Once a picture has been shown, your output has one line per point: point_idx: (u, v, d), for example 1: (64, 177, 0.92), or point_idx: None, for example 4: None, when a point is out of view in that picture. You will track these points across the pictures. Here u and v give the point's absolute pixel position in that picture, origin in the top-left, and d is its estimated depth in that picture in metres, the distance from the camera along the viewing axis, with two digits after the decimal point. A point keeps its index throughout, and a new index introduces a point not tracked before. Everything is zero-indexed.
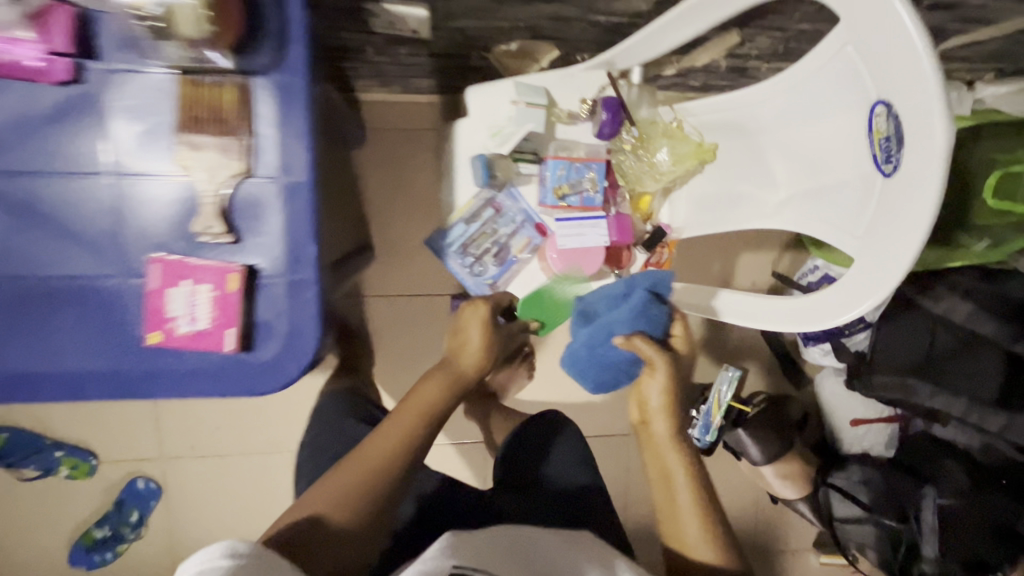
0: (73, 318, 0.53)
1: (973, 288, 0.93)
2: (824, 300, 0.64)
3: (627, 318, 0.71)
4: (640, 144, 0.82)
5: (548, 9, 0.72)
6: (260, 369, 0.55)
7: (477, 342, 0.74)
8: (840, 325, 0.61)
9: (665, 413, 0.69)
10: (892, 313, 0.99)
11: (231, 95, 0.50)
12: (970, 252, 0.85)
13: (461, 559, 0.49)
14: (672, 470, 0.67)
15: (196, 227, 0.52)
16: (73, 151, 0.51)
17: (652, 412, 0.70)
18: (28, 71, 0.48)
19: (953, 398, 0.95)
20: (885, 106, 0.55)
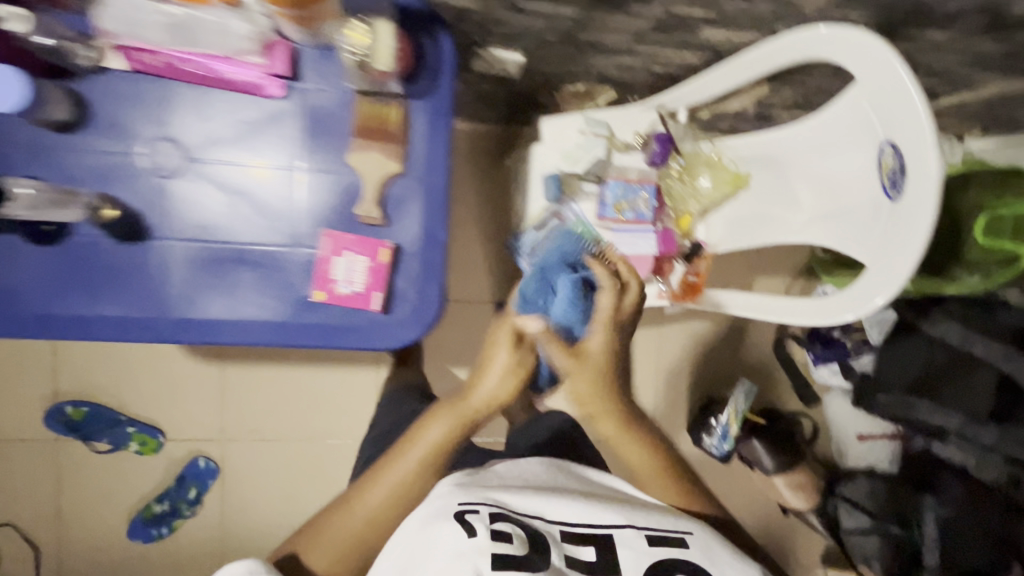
0: (252, 278, 0.67)
1: (965, 312, 1.04)
2: (839, 301, 0.78)
3: (565, 312, 0.83)
4: (684, 171, 0.97)
5: (618, 60, 0.88)
6: (391, 329, 0.69)
7: (501, 368, 0.71)
8: (853, 318, 0.75)
9: (607, 407, 0.75)
10: (894, 335, 1.14)
11: (395, 112, 0.66)
12: (963, 283, 1.00)
13: (469, 497, 0.64)
14: (628, 458, 0.76)
15: (358, 211, 0.66)
16: (271, 148, 0.66)
17: (583, 399, 0.75)
18: (255, 88, 0.64)
19: (948, 414, 1.06)
20: (892, 146, 0.70)
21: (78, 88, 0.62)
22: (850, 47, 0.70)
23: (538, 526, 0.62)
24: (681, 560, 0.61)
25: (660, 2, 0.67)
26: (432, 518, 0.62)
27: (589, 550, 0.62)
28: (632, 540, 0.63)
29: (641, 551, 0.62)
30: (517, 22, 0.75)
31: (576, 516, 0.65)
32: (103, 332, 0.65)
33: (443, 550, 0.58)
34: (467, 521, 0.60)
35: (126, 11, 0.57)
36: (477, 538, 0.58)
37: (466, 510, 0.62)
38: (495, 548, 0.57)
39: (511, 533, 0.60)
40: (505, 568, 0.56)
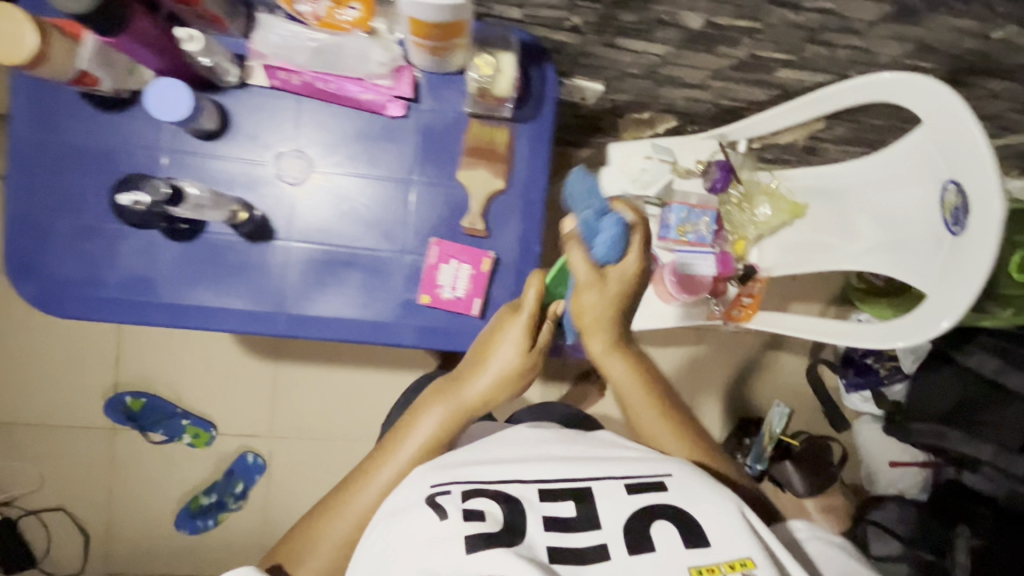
0: (360, 279, 0.72)
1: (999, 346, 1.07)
2: (903, 326, 0.83)
3: (607, 248, 0.61)
4: (744, 199, 1.03)
5: (689, 93, 0.94)
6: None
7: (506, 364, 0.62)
8: (914, 343, 0.80)
9: (607, 323, 0.63)
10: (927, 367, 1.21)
11: (503, 134, 0.72)
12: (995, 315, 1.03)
13: (442, 475, 0.55)
14: (613, 373, 0.67)
15: (464, 223, 0.72)
16: (387, 161, 0.72)
17: (585, 312, 0.62)
18: (378, 106, 0.70)
19: (979, 444, 1.09)
20: (955, 184, 0.75)
21: (223, 101, 0.69)
22: (917, 92, 0.76)
23: (509, 493, 0.52)
24: (665, 508, 0.51)
25: (747, 45, 0.73)
26: (404, 504, 0.53)
27: (568, 505, 0.51)
28: (612, 490, 0.52)
29: (619, 503, 0.51)
30: (607, 56, 0.81)
31: (547, 475, 0.54)
32: (227, 322, 0.71)
33: (418, 539, 0.50)
34: (438, 505, 0.51)
35: (283, 37, 0.65)
36: (449, 519, 0.50)
37: (435, 491, 0.53)
38: (471, 530, 0.49)
39: (483, 509, 0.51)
40: (484, 548, 0.48)
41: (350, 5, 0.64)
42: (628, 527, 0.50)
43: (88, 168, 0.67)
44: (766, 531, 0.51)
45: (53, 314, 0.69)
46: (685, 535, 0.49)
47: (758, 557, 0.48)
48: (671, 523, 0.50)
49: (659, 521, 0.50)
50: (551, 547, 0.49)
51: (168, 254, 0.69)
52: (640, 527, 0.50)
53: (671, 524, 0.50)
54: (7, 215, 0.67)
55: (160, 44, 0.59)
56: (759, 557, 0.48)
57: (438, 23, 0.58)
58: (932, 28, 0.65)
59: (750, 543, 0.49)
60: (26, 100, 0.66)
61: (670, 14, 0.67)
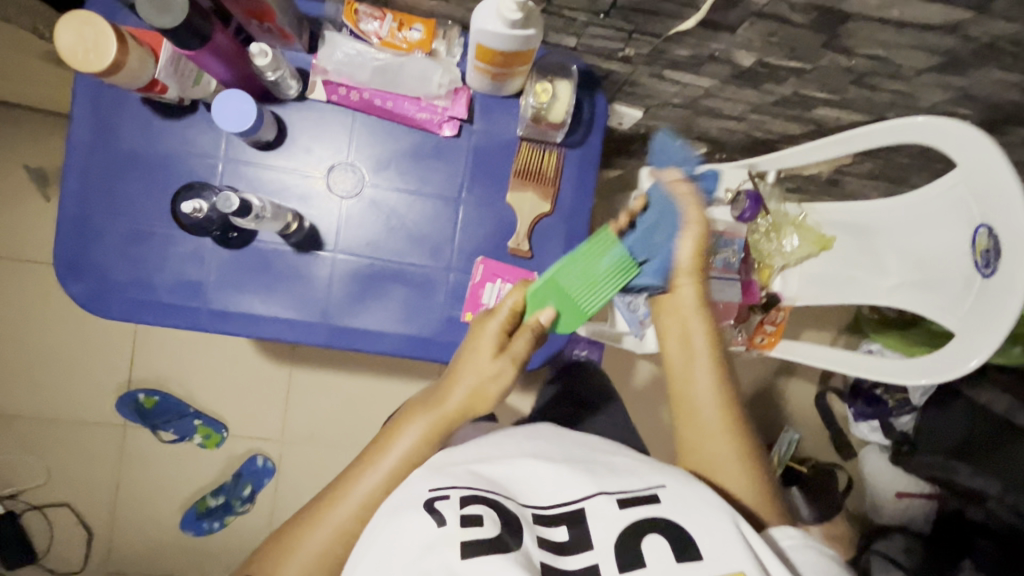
0: (405, 294, 0.73)
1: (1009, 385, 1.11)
2: (935, 363, 0.84)
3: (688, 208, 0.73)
4: (772, 229, 1.04)
5: (725, 124, 0.96)
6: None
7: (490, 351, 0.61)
8: (946, 380, 0.82)
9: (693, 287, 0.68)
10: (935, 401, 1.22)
11: (552, 159, 0.73)
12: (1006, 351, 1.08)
13: (439, 480, 0.52)
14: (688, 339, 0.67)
15: (510, 244, 0.74)
16: (437, 179, 0.73)
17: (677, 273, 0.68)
18: (433, 126, 0.71)
19: (989, 479, 1.11)
20: (986, 228, 0.77)
21: (280, 113, 0.70)
22: (949, 135, 0.77)
23: (507, 505, 0.50)
24: (658, 520, 0.48)
25: (792, 84, 0.75)
26: (394, 509, 0.50)
27: (561, 529, 0.49)
28: (602, 507, 0.49)
29: (613, 517, 0.49)
30: (652, 85, 0.83)
31: (541, 484, 0.52)
32: (272, 330, 0.71)
33: (411, 546, 0.47)
34: (435, 510, 0.48)
35: (348, 55, 0.67)
36: (447, 526, 0.47)
37: (434, 496, 0.50)
38: (467, 537, 0.46)
39: (481, 515, 0.48)
40: (481, 558, 0.45)
41: (413, 27, 0.67)
42: (622, 543, 0.48)
43: (145, 173, 0.68)
44: (766, 550, 0.48)
45: (99, 314, 0.69)
46: (680, 548, 0.47)
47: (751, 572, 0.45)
48: (666, 539, 0.47)
49: (654, 534, 0.48)
50: (545, 562, 0.47)
51: (217, 260, 0.70)
52: (634, 539, 0.48)
53: (666, 539, 0.47)
54: (61, 214, 0.68)
55: (230, 55, 0.60)
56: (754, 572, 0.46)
57: (508, 51, 0.59)
58: (976, 79, 0.68)
59: (742, 556, 0.46)
60: (88, 103, 0.67)
61: (723, 51, 0.68)
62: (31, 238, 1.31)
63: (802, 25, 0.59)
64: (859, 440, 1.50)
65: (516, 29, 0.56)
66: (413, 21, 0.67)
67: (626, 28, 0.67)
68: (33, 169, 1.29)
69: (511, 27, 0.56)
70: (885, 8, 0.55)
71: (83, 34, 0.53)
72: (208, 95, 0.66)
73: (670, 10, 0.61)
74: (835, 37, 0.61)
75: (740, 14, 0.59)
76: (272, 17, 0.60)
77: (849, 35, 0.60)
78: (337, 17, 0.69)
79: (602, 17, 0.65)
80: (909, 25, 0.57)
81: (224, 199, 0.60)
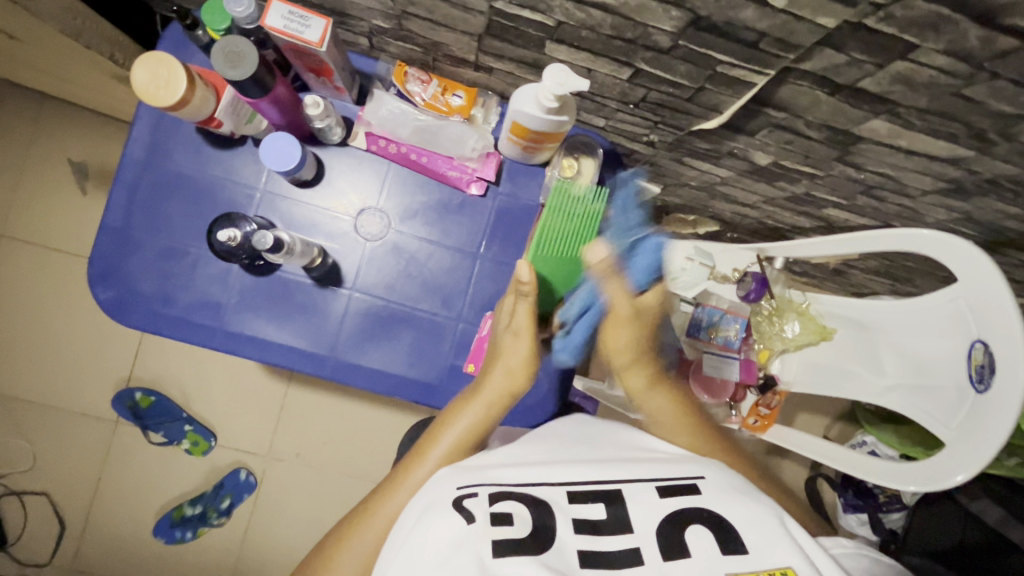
0: (413, 338, 0.76)
1: (1003, 495, 1.10)
2: (932, 468, 0.83)
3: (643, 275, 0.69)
4: (774, 312, 1.06)
5: (738, 209, 1.00)
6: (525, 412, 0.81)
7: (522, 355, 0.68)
8: (942, 488, 0.81)
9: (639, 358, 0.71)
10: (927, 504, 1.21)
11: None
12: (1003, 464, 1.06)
13: (464, 480, 0.54)
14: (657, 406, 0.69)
15: None
16: (458, 232, 0.77)
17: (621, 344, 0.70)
18: (461, 184, 0.76)
19: None
20: (983, 343, 0.78)
21: (321, 155, 0.75)
22: (942, 247, 0.80)
23: (538, 496, 0.51)
24: (699, 510, 0.49)
25: (805, 185, 0.79)
26: (423, 512, 0.52)
27: (598, 508, 0.50)
28: (642, 492, 0.51)
29: (651, 504, 0.50)
30: (672, 167, 0.87)
31: (577, 478, 0.53)
32: (281, 357, 0.74)
33: (440, 542, 0.48)
34: (464, 510, 0.50)
35: (392, 113, 0.72)
36: (476, 522, 0.48)
37: (462, 495, 0.52)
38: (497, 535, 0.47)
39: (510, 514, 0.49)
40: (511, 556, 0.45)
41: (456, 92, 0.73)
42: (663, 532, 0.48)
43: (186, 196, 0.73)
44: (811, 543, 0.48)
45: (121, 322, 0.72)
46: (722, 540, 0.47)
47: (798, 566, 0.45)
48: (707, 528, 0.48)
49: (696, 524, 0.48)
50: (582, 550, 0.48)
51: (241, 284, 0.73)
52: (674, 530, 0.48)
53: (706, 528, 0.48)
54: (102, 225, 0.72)
55: (286, 103, 0.65)
56: (801, 565, 0.45)
57: (541, 131, 0.64)
58: (978, 205, 0.71)
59: (789, 551, 0.45)
60: (147, 127, 0.72)
61: (742, 150, 0.73)
62: (60, 228, 1.36)
63: (817, 139, 0.63)
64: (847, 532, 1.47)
65: (551, 115, 0.61)
66: (456, 88, 0.73)
67: (653, 119, 0.71)
68: (75, 163, 1.35)
69: (546, 113, 0.61)
70: (895, 138, 0.58)
71: (157, 73, 0.58)
72: (257, 133, 0.71)
73: (695, 110, 0.66)
74: (847, 153, 0.65)
75: (760, 122, 0.63)
76: (329, 73, 0.66)
77: (861, 153, 0.64)
78: (387, 76, 0.74)
79: (632, 107, 0.70)
80: (916, 153, 0.61)
81: (259, 238, 0.63)
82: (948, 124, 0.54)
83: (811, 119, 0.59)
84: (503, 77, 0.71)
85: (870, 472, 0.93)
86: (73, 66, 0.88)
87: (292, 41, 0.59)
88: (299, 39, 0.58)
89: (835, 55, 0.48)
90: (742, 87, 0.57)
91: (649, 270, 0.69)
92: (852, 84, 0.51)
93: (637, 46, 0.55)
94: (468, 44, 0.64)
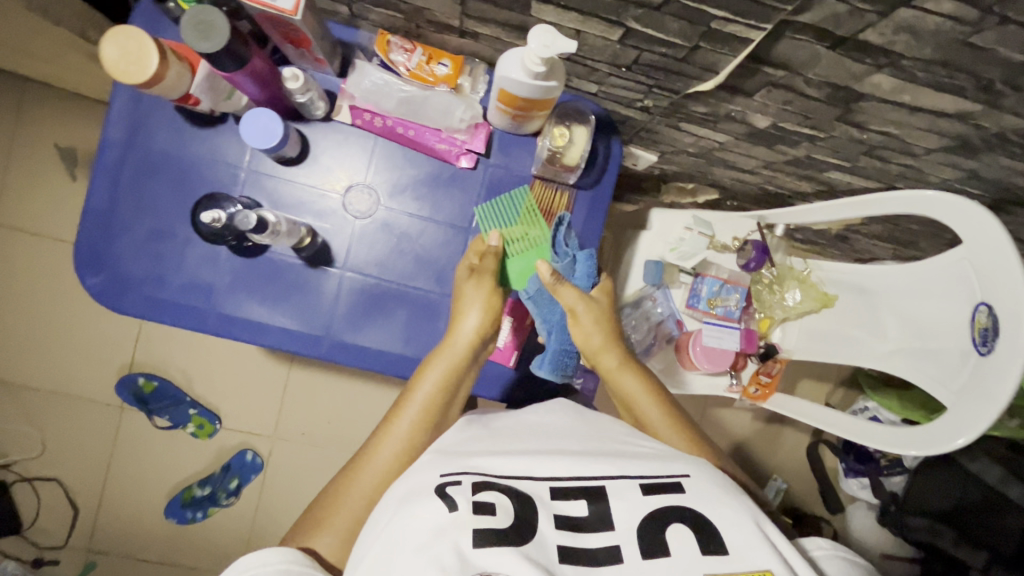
0: (408, 315, 0.75)
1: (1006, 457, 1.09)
2: (934, 430, 0.83)
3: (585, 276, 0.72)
4: (775, 281, 1.04)
5: (738, 175, 0.97)
6: (483, 380, 0.79)
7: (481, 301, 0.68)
8: (944, 452, 0.81)
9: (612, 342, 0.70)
10: (929, 467, 1.21)
11: (563, 200, 0.77)
12: (1007, 425, 1.06)
13: (448, 467, 0.54)
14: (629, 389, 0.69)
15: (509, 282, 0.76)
16: (449, 206, 0.76)
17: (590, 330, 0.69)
18: (450, 157, 0.74)
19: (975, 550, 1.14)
20: (987, 306, 0.77)
21: (305, 131, 0.72)
22: (950, 208, 0.78)
23: (520, 489, 0.51)
24: (683, 511, 0.50)
25: (805, 147, 0.76)
26: (407, 497, 0.51)
27: (580, 505, 0.50)
28: (626, 490, 0.51)
29: (636, 501, 0.50)
30: (669, 133, 0.85)
31: (563, 473, 0.52)
32: (277, 338, 0.73)
33: (422, 530, 0.47)
34: (446, 497, 0.49)
35: (376, 84, 0.70)
36: (458, 511, 0.48)
37: (445, 483, 0.51)
38: (479, 523, 0.47)
39: (493, 504, 0.49)
40: (494, 547, 0.46)
41: (441, 61, 0.70)
42: (645, 529, 0.49)
43: (172, 176, 0.71)
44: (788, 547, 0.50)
45: (110, 307, 0.71)
46: (704, 541, 0.48)
47: (776, 569, 0.47)
48: (688, 529, 0.49)
49: (677, 524, 0.49)
50: (562, 545, 0.48)
51: (231, 265, 0.72)
52: (656, 528, 0.49)
53: (687, 527, 0.49)
54: (86, 209, 0.70)
55: (264, 77, 0.62)
56: (778, 568, 0.47)
57: (529, 98, 0.62)
58: (984, 162, 0.69)
59: (768, 556, 0.48)
60: (124, 105, 0.69)
61: (740, 112, 0.70)
62: (52, 215, 1.34)
63: (817, 99, 0.61)
64: (848, 495, 1.48)
65: (539, 80, 0.59)
66: (441, 56, 0.70)
67: (647, 82, 0.69)
68: (63, 149, 1.33)
69: (533, 78, 0.58)
70: (898, 94, 0.56)
71: (127, 47, 0.56)
72: (238, 110, 0.69)
73: (691, 71, 0.63)
74: (848, 112, 0.62)
75: (757, 81, 0.61)
76: (308, 44, 0.63)
77: (862, 112, 0.62)
78: (369, 45, 0.71)
79: (624, 70, 0.67)
80: (921, 109, 0.58)
81: (241, 218, 0.61)
82: (954, 77, 0.51)
83: (812, 76, 0.57)
84: (489, 43, 0.68)
85: (871, 439, 0.93)
86: (47, 44, 0.85)
87: (266, 10, 0.56)
88: (271, 6, 0.56)
89: (836, 5, 0.45)
90: (738, 43, 0.54)
91: (591, 274, 0.72)
92: (854, 37, 0.48)
93: (628, 3, 0.53)
94: (452, 7, 0.62)
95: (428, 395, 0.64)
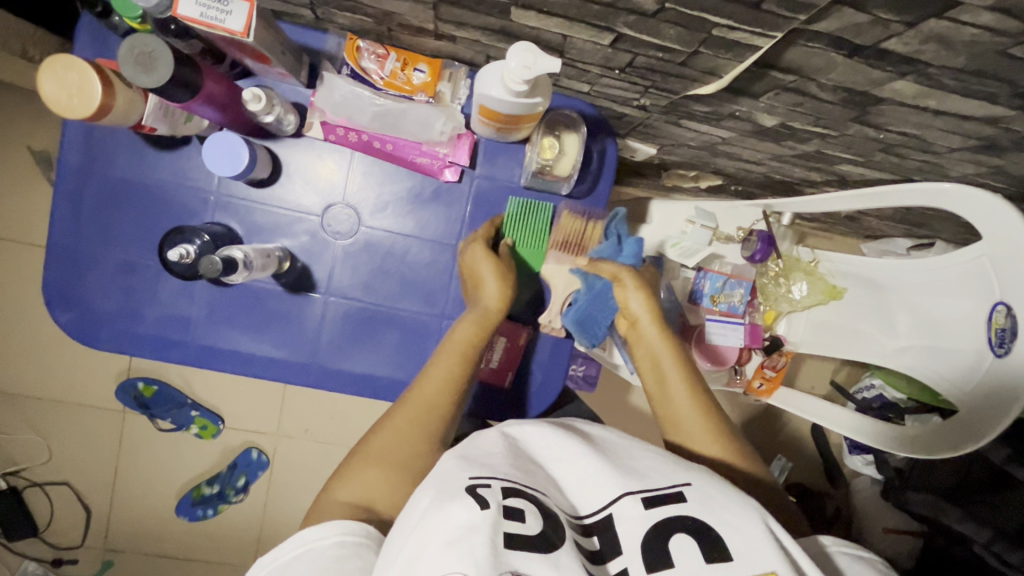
0: (397, 339, 0.72)
1: None
2: (943, 434, 0.81)
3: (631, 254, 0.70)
4: (781, 274, 0.99)
5: (743, 165, 0.91)
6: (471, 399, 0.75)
7: (497, 270, 0.65)
8: (951, 456, 0.80)
9: (653, 323, 0.66)
10: None
11: (597, 228, 0.72)
12: None
13: (475, 465, 0.45)
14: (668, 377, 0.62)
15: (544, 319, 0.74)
16: (434, 224, 0.71)
17: (636, 309, 0.66)
18: (433, 170, 0.70)
19: (980, 527, 1.07)
20: (1005, 306, 0.73)
21: (275, 148, 0.67)
22: (970, 202, 0.72)
23: (550, 508, 0.43)
24: (678, 518, 0.42)
25: (817, 143, 0.70)
26: (431, 504, 0.42)
27: (591, 540, 0.44)
28: (622, 509, 0.43)
29: (630, 519, 0.43)
30: (668, 129, 0.79)
31: (586, 482, 0.46)
32: (259, 370, 0.70)
33: (440, 535, 0.39)
34: (476, 494, 0.41)
35: (345, 97, 0.64)
36: (490, 508, 0.40)
37: (475, 482, 0.42)
38: (509, 527, 0.40)
39: (523, 509, 0.41)
40: (524, 551, 0.39)
41: (418, 66, 0.64)
42: (646, 543, 0.41)
43: (136, 207, 0.67)
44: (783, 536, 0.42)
45: (87, 343, 0.69)
46: (706, 547, 0.40)
47: (783, 571, 0.39)
48: (690, 535, 0.41)
49: (679, 532, 0.41)
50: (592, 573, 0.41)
51: (207, 296, 0.68)
52: (657, 537, 0.41)
53: (690, 536, 0.41)
54: (50, 242, 0.66)
55: (223, 100, 0.57)
56: (785, 569, 0.39)
57: (513, 114, 0.57)
58: (1012, 160, 0.63)
59: (772, 553, 0.39)
60: (80, 132, 0.65)
61: (745, 112, 0.64)
62: (32, 223, 1.30)
63: (831, 101, 0.55)
64: (853, 471, 1.47)
65: (522, 98, 0.54)
66: (417, 61, 0.64)
67: (643, 84, 0.63)
68: (37, 152, 1.28)
69: (515, 96, 0.54)
70: (922, 98, 0.50)
71: (65, 79, 0.51)
72: (201, 130, 0.64)
73: (690, 75, 0.57)
74: (866, 114, 0.57)
75: (765, 84, 0.55)
76: (268, 61, 0.58)
77: (881, 113, 0.55)
78: (338, 53, 0.65)
79: (617, 72, 0.61)
80: (947, 113, 0.53)
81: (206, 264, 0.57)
82: (986, 84, 0.46)
83: (825, 80, 0.51)
84: (470, 45, 0.61)
85: (879, 438, 0.92)
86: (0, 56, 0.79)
87: (217, 32, 0.51)
88: (222, 29, 0.50)
89: (857, 14, 0.40)
90: (745, 50, 0.48)
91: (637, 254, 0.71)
92: (876, 45, 0.43)
93: (619, 9, 0.47)
94: (424, 12, 0.55)
95: (454, 349, 0.62)
